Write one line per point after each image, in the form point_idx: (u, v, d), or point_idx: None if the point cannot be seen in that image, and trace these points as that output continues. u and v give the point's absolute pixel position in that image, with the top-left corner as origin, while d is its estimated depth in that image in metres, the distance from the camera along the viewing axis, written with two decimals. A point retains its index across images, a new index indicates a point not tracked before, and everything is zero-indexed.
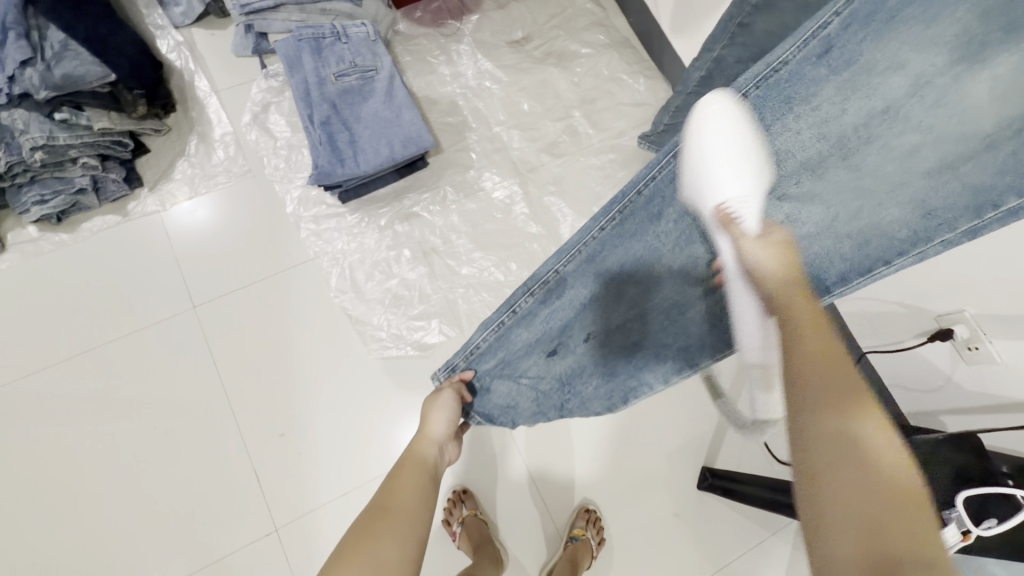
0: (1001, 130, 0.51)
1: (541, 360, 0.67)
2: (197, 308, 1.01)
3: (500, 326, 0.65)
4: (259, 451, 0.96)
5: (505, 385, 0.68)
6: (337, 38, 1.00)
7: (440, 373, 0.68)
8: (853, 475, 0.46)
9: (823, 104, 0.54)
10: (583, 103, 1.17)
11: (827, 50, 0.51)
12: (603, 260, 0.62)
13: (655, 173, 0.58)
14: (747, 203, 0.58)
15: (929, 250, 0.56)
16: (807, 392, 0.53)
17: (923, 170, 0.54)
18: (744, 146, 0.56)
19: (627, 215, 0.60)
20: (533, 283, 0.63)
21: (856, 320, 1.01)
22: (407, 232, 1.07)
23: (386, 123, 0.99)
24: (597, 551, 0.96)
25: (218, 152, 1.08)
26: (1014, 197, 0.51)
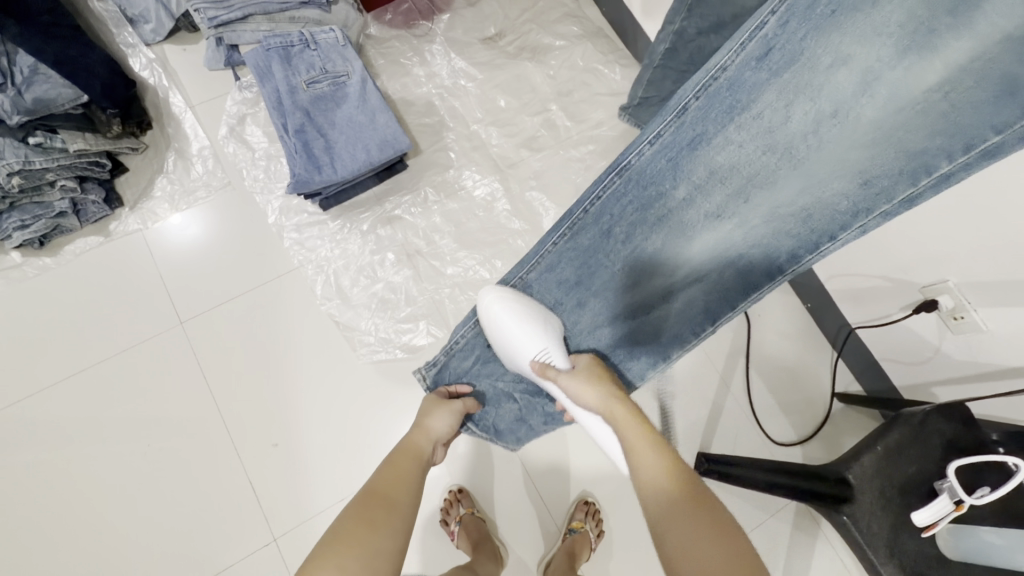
0: (958, 83, 0.44)
1: (515, 367, 0.77)
2: (185, 324, 1.01)
3: (476, 324, 0.73)
4: (253, 464, 0.96)
5: (488, 382, 0.79)
6: (305, 46, 0.99)
7: (424, 369, 0.78)
8: (702, 541, 0.49)
9: (763, 109, 0.51)
10: (559, 95, 1.17)
11: (764, 54, 0.48)
12: (561, 269, 0.68)
13: (599, 192, 0.60)
14: (551, 350, 0.68)
15: (870, 222, 0.54)
16: (657, 488, 0.55)
17: (868, 144, 0.50)
18: (524, 315, 0.68)
19: (579, 229, 0.64)
20: (503, 289, 0.71)
21: (844, 295, 1.00)
22: (390, 235, 1.07)
23: (360, 128, 0.99)
24: (596, 543, 0.96)
25: (197, 167, 1.08)
26: (961, 156, 0.47)
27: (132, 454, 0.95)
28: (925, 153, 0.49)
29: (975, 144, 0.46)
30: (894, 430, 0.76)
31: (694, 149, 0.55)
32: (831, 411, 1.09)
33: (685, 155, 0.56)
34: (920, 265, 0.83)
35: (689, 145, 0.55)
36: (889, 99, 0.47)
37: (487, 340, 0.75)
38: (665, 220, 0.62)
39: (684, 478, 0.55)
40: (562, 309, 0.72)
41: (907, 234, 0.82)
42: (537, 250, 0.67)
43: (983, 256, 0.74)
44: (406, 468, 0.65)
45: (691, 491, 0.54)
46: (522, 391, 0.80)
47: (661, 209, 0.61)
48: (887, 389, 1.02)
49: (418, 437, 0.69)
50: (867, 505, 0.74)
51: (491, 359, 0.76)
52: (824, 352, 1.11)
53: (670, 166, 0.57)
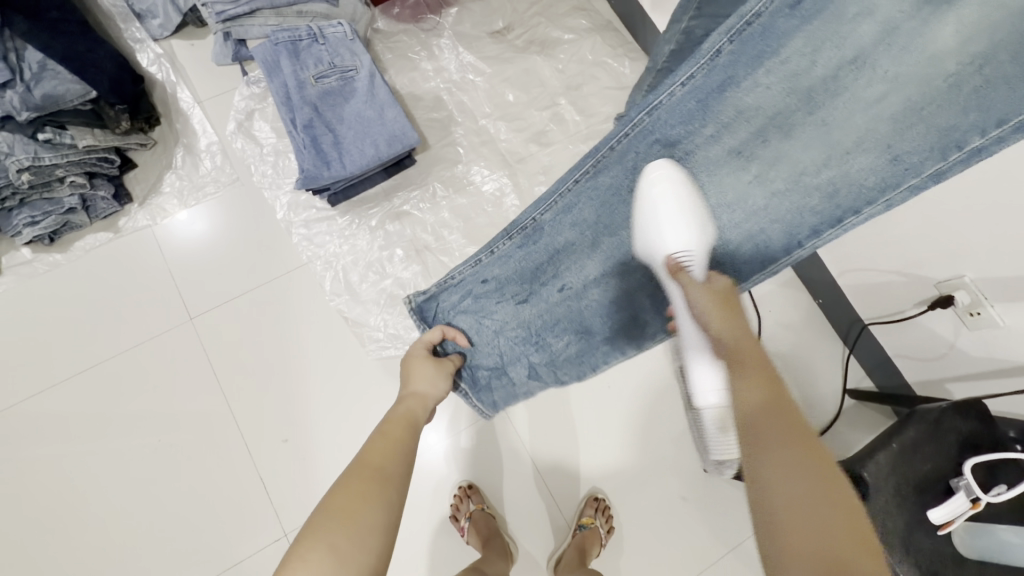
0: (991, 53, 0.46)
1: (510, 306, 0.73)
2: (195, 320, 1.01)
3: (476, 261, 0.69)
4: (263, 460, 0.96)
5: (476, 325, 0.74)
6: (313, 40, 0.99)
7: (414, 295, 0.72)
8: (793, 461, 0.49)
9: (791, 57, 0.50)
10: (568, 89, 1.16)
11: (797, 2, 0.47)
12: (578, 211, 0.63)
13: (626, 131, 0.56)
14: (693, 257, 0.65)
15: (896, 197, 0.55)
16: (747, 404, 0.56)
17: (887, 116, 0.52)
18: (686, 201, 0.60)
19: (601, 168, 0.59)
20: (512, 228, 0.65)
21: (858, 291, 0.99)
22: (399, 231, 1.07)
23: (369, 123, 0.98)
24: (606, 539, 0.96)
25: (205, 163, 1.08)
26: (994, 129, 0.48)
27: (143, 449, 0.95)
28: (952, 123, 0.49)
29: (1009, 118, 0.47)
30: (911, 427, 0.75)
31: (724, 91, 0.52)
32: (842, 408, 1.08)
33: (714, 99, 0.53)
34: (935, 261, 0.82)
35: (716, 88, 0.52)
36: (912, 55, 0.48)
37: (486, 277, 0.70)
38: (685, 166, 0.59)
39: (785, 409, 0.55)
40: (570, 250, 0.67)
41: (922, 229, 0.81)
42: (553, 189, 0.62)
43: (1001, 252, 0.73)
44: (400, 436, 0.63)
45: (801, 427, 0.53)
46: (511, 339, 0.75)
47: (685, 153, 0.58)
48: (899, 386, 1.01)
49: (416, 405, 0.68)
50: (886, 498, 0.72)
51: (483, 296, 0.72)
52: (836, 348, 1.10)
53: (699, 108, 0.54)
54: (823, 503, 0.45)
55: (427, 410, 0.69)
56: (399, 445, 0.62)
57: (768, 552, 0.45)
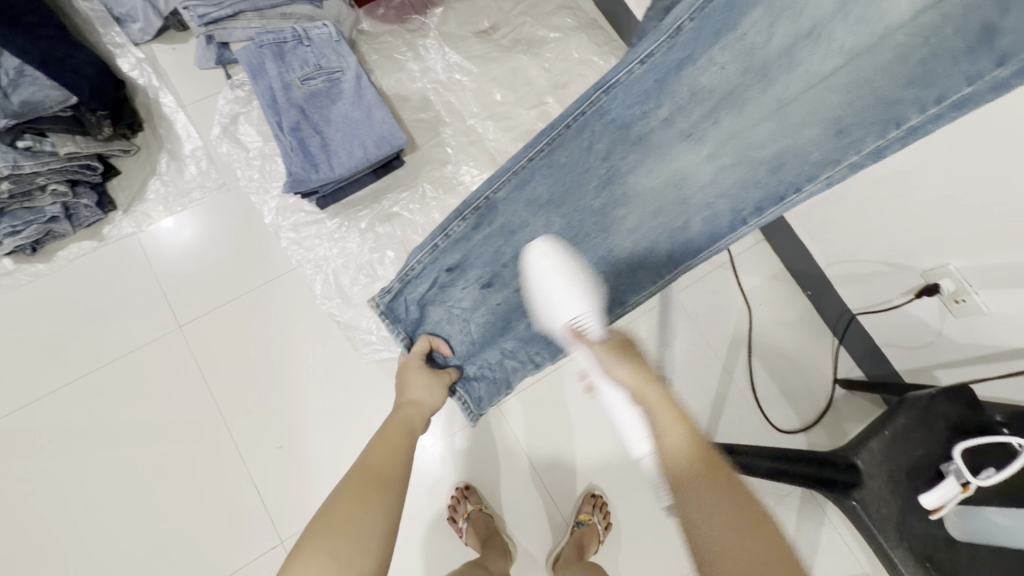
0: (940, 28, 0.47)
1: (477, 291, 0.73)
2: (183, 328, 0.99)
3: (434, 248, 0.70)
4: (257, 467, 0.95)
5: (442, 311, 0.74)
6: (299, 42, 0.97)
7: (378, 296, 0.73)
8: (721, 527, 0.54)
9: (749, 31, 0.54)
10: (555, 88, 1.17)
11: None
12: (533, 188, 0.66)
13: (582, 109, 0.60)
14: (589, 319, 0.69)
15: (837, 173, 0.57)
16: (679, 461, 0.59)
17: (840, 87, 0.53)
18: (564, 275, 0.68)
19: (557, 147, 0.63)
20: (465, 209, 0.67)
21: (847, 282, 1.00)
22: (389, 233, 1.06)
23: (357, 125, 0.98)
24: (604, 535, 0.96)
25: (190, 168, 1.06)
26: (933, 107, 0.49)
27: (133, 461, 0.94)
28: (895, 102, 0.51)
29: (947, 96, 0.49)
30: (899, 415, 0.75)
31: (680, 71, 0.57)
32: (833, 398, 1.09)
33: (671, 78, 0.58)
34: (921, 250, 0.84)
35: (674, 67, 0.57)
36: (867, 30, 0.50)
37: (448, 263, 0.71)
38: (644, 139, 0.62)
39: (703, 448, 0.60)
40: (528, 230, 0.69)
41: (908, 220, 0.82)
42: (510, 165, 0.65)
43: (985, 240, 0.74)
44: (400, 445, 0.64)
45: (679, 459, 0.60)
46: (479, 323, 0.76)
47: (639, 135, 0.62)
48: (889, 375, 1.03)
49: (413, 414, 0.70)
50: (877, 490, 0.72)
51: (448, 285, 0.72)
52: (826, 338, 1.11)
53: (655, 88, 0.58)
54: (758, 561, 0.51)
55: (426, 419, 0.72)
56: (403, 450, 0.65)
57: None
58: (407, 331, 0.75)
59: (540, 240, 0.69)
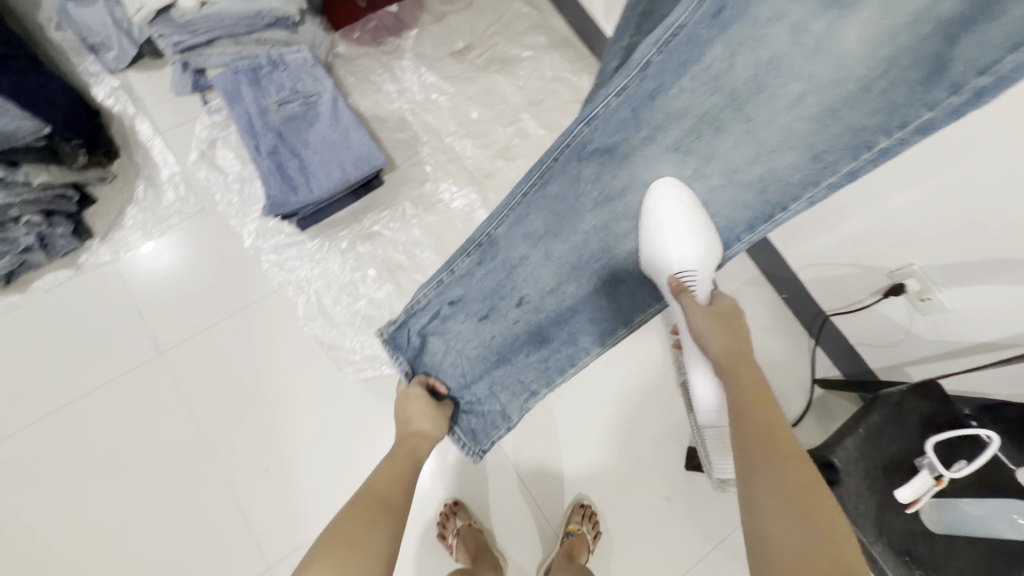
0: (895, 59, 0.53)
1: (474, 323, 0.76)
2: (164, 355, 0.98)
3: (440, 283, 0.72)
4: (242, 493, 0.94)
5: (441, 344, 0.77)
6: (274, 67, 0.98)
7: (385, 328, 0.75)
8: (778, 486, 0.52)
9: (712, 62, 0.57)
10: (531, 105, 1.20)
11: (717, 13, 0.53)
12: (530, 220, 0.69)
13: (567, 141, 0.62)
14: (696, 275, 0.71)
15: (817, 192, 0.63)
16: (742, 401, 0.60)
17: (810, 115, 0.59)
18: (692, 225, 0.68)
19: (549, 177, 0.65)
20: (469, 245, 0.70)
21: (819, 284, 1.03)
22: (370, 252, 1.07)
23: (335, 146, 0.99)
24: (594, 544, 0.96)
25: (168, 194, 1.06)
26: (897, 132, 0.57)
27: (114, 492, 0.92)
28: (863, 123, 0.58)
29: (909, 123, 0.56)
30: (874, 412, 0.77)
31: (653, 100, 0.59)
32: (813, 397, 1.12)
33: (645, 107, 0.60)
34: (886, 252, 0.87)
35: (647, 96, 0.59)
36: (825, 59, 0.55)
37: (450, 296, 0.73)
38: (630, 165, 0.66)
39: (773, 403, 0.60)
40: (527, 263, 0.73)
41: (874, 223, 0.86)
42: (505, 202, 0.67)
43: (946, 239, 0.78)
44: (402, 467, 0.71)
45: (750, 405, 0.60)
46: (476, 353, 0.78)
47: (625, 154, 0.65)
48: (864, 373, 1.06)
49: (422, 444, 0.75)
50: (855, 490, 0.74)
51: (449, 317, 0.75)
52: (802, 340, 1.14)
53: (631, 116, 0.61)
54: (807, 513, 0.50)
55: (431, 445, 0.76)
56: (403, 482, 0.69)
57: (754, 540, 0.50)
58: (408, 358, 0.77)
59: (669, 178, 0.67)
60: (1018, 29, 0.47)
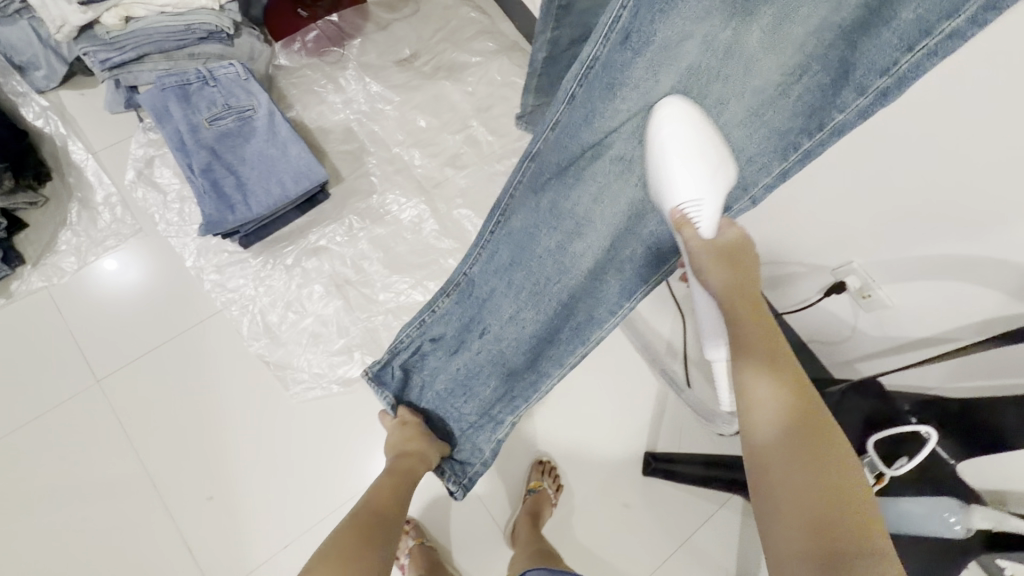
0: (808, 65, 0.53)
1: (445, 356, 0.77)
2: (102, 383, 0.95)
3: (422, 322, 0.74)
4: (186, 522, 0.91)
5: (424, 375, 0.78)
6: (204, 83, 0.95)
7: (370, 367, 0.77)
8: (798, 467, 0.50)
9: (636, 83, 0.53)
10: (479, 112, 1.19)
11: (628, 37, 0.49)
12: (499, 255, 0.69)
13: (520, 179, 0.62)
14: (702, 205, 0.61)
15: (756, 193, 0.64)
16: (766, 397, 0.55)
17: (736, 120, 0.59)
18: (703, 148, 0.57)
19: (511, 213, 0.66)
20: (448, 286, 0.72)
21: (770, 283, 1.02)
22: (317, 267, 1.05)
23: (273, 162, 0.96)
24: (557, 498, 0.98)
25: (104, 216, 1.03)
26: (817, 133, 0.57)
27: (50, 528, 0.88)
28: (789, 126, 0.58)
29: (825, 123, 0.56)
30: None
31: (588, 125, 0.56)
32: None
33: (583, 131, 0.57)
34: (829, 248, 0.87)
35: (581, 122, 0.56)
36: (747, 71, 0.54)
37: (432, 335, 0.75)
38: (579, 186, 0.63)
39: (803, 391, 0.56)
40: (495, 297, 0.72)
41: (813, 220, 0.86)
42: (477, 241, 0.68)
43: (883, 236, 0.78)
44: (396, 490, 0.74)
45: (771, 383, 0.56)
46: (449, 382, 0.79)
47: (575, 173, 0.62)
48: (818, 369, 1.06)
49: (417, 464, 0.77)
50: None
51: (429, 353, 0.76)
52: None
53: (570, 145, 0.58)
54: (819, 494, 0.48)
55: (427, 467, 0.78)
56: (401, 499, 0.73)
57: (766, 525, 0.49)
58: (392, 393, 0.79)
59: (672, 98, 0.55)
60: (911, 32, 0.47)
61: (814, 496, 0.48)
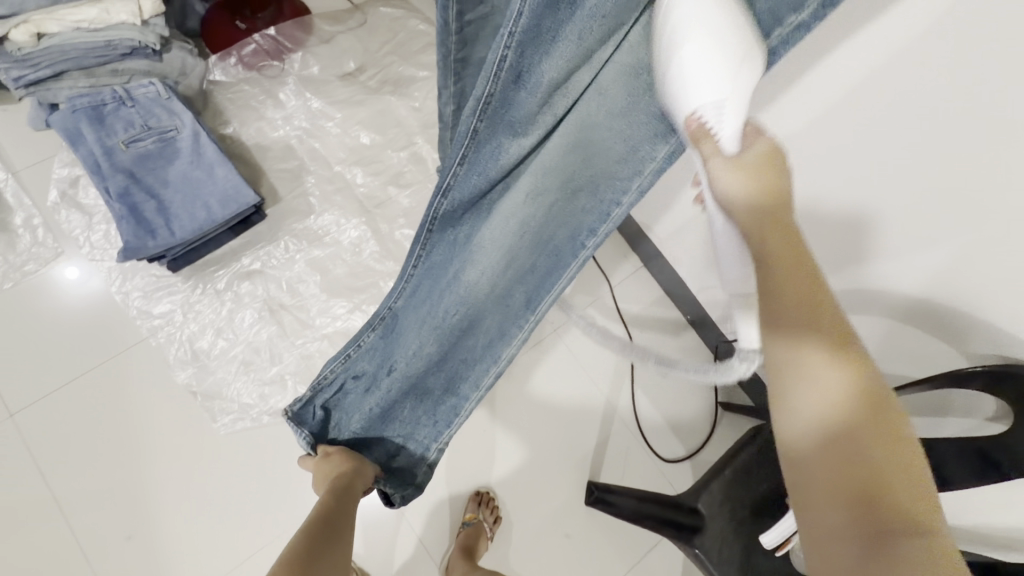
0: None
1: (363, 391, 0.66)
2: (15, 417, 0.91)
3: (346, 358, 0.63)
4: (102, 563, 0.87)
5: (346, 414, 0.67)
6: (120, 103, 0.92)
7: (291, 406, 0.64)
8: (842, 454, 0.37)
9: (536, 123, 0.47)
10: (425, 128, 1.15)
11: (519, 77, 0.41)
12: (422, 292, 0.60)
13: (433, 216, 0.51)
14: (726, 108, 0.40)
15: None
16: (829, 383, 0.38)
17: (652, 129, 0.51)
18: (724, 34, 0.38)
19: (431, 248, 0.55)
20: (373, 320, 0.61)
21: (715, 308, 0.99)
22: (250, 291, 1.01)
23: (197, 184, 0.92)
24: (494, 530, 0.95)
25: (23, 239, 0.98)
26: None
27: None
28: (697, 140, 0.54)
29: None
30: (736, 457, 0.83)
31: (497, 161, 0.47)
32: (717, 419, 1.07)
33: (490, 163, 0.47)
34: None
35: (489, 161, 0.47)
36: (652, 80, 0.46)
37: (356, 373, 0.64)
38: (493, 219, 0.55)
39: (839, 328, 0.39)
40: (417, 333, 0.63)
41: None
42: (399, 274, 0.58)
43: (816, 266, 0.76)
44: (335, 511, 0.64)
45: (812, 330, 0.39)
46: (374, 417, 0.68)
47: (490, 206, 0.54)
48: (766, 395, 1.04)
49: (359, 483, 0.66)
50: (717, 532, 0.79)
51: (351, 390, 0.65)
52: (707, 363, 1.09)
53: (483, 179, 0.49)
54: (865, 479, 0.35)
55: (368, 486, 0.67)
56: (332, 549, 0.59)
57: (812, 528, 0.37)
58: (312, 431, 0.66)
59: None
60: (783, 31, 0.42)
61: (862, 485, 0.35)
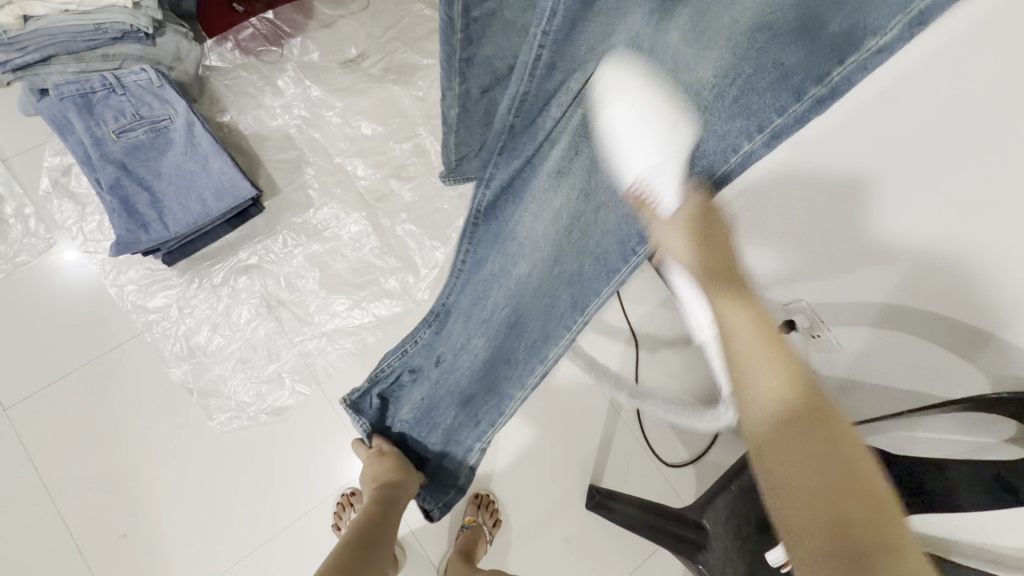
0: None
1: (413, 382, 0.65)
2: (9, 412, 0.89)
3: (404, 352, 0.63)
4: (98, 560, 0.86)
5: (403, 407, 0.68)
6: (110, 91, 0.88)
7: (349, 396, 0.66)
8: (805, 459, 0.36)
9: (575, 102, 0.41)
10: (430, 119, 1.11)
11: (554, 67, 0.39)
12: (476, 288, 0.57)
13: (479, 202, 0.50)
14: (664, 178, 0.39)
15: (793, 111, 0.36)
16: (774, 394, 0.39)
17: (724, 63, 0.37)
18: (654, 105, 0.38)
19: (478, 237, 0.53)
20: (429, 316, 0.61)
21: None
22: (247, 286, 0.99)
23: (190, 177, 0.89)
24: (492, 534, 0.94)
25: (15, 229, 0.96)
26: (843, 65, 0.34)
27: None
28: (720, 132, 0.38)
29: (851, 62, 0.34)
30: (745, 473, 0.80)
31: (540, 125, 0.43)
32: None
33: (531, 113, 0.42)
34: None
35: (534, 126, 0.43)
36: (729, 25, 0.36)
37: (411, 364, 0.64)
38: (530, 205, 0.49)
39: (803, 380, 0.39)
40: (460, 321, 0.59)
41: None
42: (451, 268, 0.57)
43: None
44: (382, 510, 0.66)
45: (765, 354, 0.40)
46: (428, 411, 0.67)
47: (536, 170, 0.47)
48: None
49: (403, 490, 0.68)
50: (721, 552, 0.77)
51: (406, 384, 0.65)
52: None
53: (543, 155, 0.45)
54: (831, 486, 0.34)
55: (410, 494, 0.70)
56: (381, 547, 0.61)
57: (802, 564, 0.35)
58: (370, 421, 0.68)
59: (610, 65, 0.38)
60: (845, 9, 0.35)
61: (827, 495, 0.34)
